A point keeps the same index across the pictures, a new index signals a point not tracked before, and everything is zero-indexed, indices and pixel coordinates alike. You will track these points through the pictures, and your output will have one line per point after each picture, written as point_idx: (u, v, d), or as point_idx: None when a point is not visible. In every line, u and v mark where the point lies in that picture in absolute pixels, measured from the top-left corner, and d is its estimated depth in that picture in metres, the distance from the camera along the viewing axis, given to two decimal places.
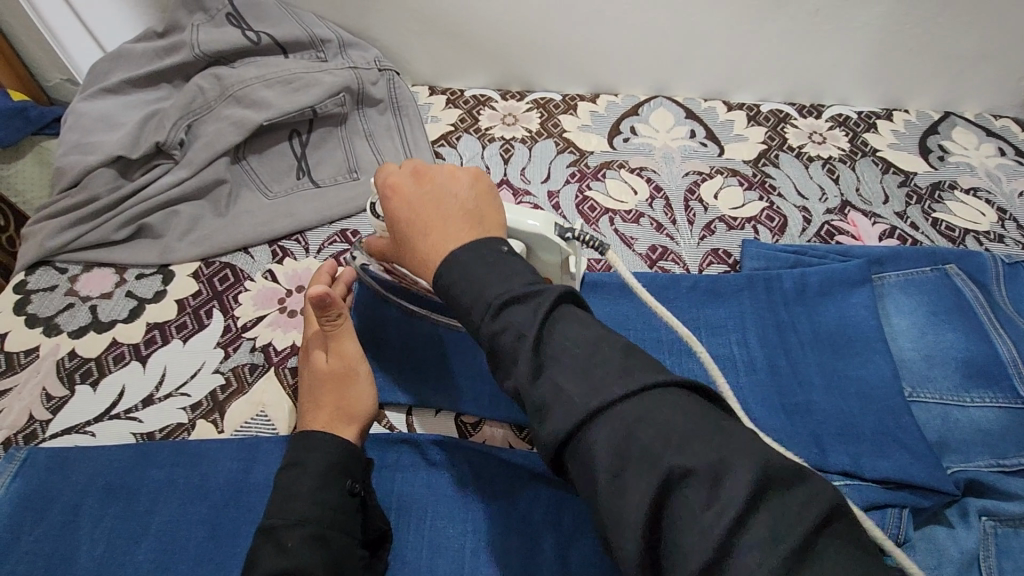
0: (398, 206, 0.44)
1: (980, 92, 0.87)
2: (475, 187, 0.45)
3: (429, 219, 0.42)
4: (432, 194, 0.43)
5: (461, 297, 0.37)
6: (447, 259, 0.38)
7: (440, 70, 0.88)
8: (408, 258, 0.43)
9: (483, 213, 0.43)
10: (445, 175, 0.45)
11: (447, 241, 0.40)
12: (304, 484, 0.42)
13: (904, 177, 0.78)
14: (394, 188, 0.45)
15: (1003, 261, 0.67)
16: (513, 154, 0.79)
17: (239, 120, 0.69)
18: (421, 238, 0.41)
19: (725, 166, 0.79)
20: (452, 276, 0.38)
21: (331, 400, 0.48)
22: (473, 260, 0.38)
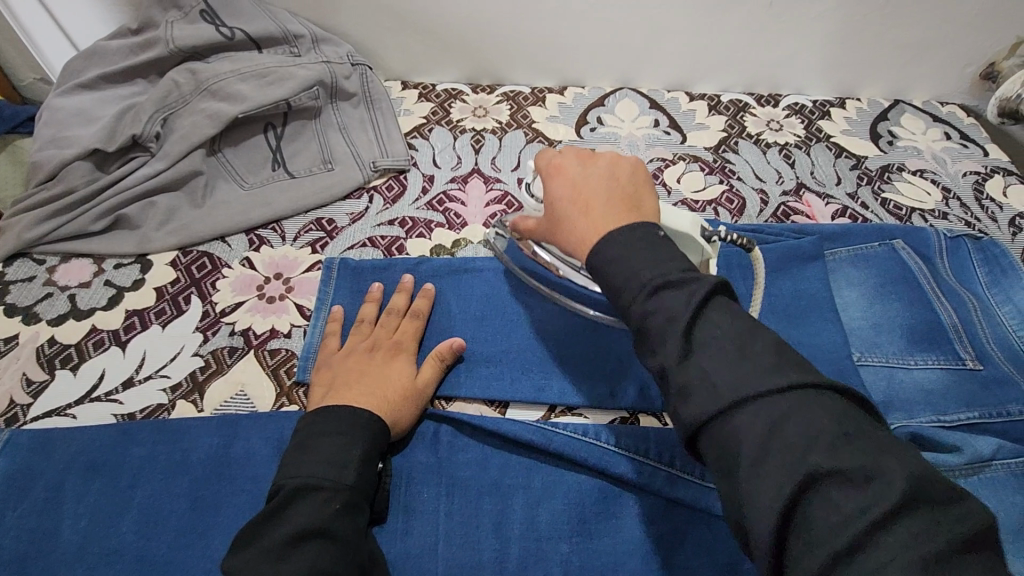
0: (558, 182, 0.47)
1: (928, 81, 0.91)
2: (637, 175, 0.47)
3: (589, 201, 0.44)
4: (594, 176, 0.46)
5: (614, 277, 0.39)
6: (601, 241, 0.40)
7: (413, 65, 0.90)
8: (562, 238, 0.46)
9: (644, 203, 0.45)
10: (604, 164, 0.47)
11: (605, 224, 0.42)
12: (347, 455, 0.46)
13: (856, 161, 0.82)
14: (558, 167, 0.48)
15: (946, 236, 0.71)
16: (484, 145, 0.82)
17: (213, 113, 0.71)
18: (579, 219, 0.44)
19: (687, 153, 0.83)
20: (601, 259, 0.40)
21: (393, 395, 0.52)
22: (629, 245, 0.39)
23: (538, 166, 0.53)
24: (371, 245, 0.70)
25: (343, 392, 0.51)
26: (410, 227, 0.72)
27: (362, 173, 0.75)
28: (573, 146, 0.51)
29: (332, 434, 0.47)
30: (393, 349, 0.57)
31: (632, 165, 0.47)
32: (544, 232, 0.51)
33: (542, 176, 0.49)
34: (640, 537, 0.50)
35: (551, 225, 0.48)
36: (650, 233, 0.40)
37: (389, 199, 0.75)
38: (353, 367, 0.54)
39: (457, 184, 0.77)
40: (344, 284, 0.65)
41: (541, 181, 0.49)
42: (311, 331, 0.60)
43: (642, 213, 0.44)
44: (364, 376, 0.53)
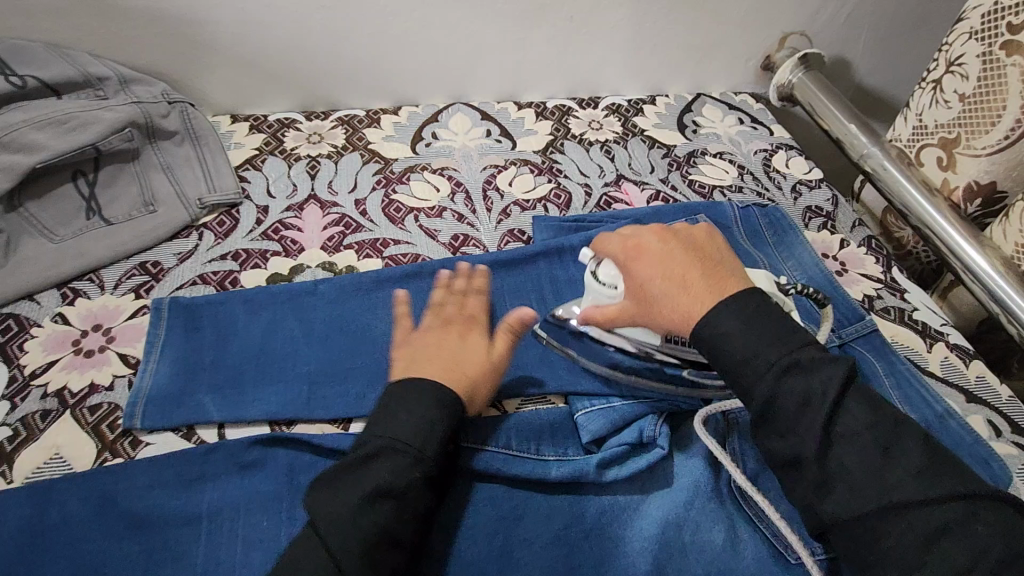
0: (644, 257, 0.55)
1: (722, 74, 1.04)
2: (708, 236, 0.57)
3: (683, 276, 0.52)
4: (676, 253, 0.53)
5: (728, 352, 0.48)
6: (713, 316, 0.49)
7: (240, 98, 0.89)
8: (662, 316, 0.52)
9: (723, 262, 0.54)
10: (686, 232, 0.56)
11: (705, 299, 0.50)
12: (427, 415, 0.49)
13: (666, 150, 0.92)
14: (639, 248, 0.55)
15: (739, 207, 0.81)
16: (319, 170, 0.83)
17: (6, 167, 0.64)
18: (681, 294, 0.51)
19: (518, 158, 0.88)
20: (713, 331, 0.49)
21: (476, 370, 0.55)
22: (740, 323, 0.48)
23: (602, 252, 0.60)
24: (202, 282, 0.68)
25: (427, 367, 0.54)
26: (245, 259, 0.71)
27: (188, 212, 0.74)
28: (637, 227, 0.59)
29: (406, 405, 0.50)
30: (475, 327, 0.60)
31: (704, 231, 0.58)
32: (629, 311, 0.56)
33: (623, 261, 0.56)
34: (483, 521, 0.53)
35: (642, 303, 0.55)
36: (756, 299, 0.49)
37: (220, 234, 0.73)
38: (426, 344, 0.56)
39: (293, 212, 0.77)
40: (176, 324, 0.63)
41: (623, 264, 0.57)
42: (141, 376, 0.59)
43: (733, 278, 0.52)
44: (446, 353, 0.56)
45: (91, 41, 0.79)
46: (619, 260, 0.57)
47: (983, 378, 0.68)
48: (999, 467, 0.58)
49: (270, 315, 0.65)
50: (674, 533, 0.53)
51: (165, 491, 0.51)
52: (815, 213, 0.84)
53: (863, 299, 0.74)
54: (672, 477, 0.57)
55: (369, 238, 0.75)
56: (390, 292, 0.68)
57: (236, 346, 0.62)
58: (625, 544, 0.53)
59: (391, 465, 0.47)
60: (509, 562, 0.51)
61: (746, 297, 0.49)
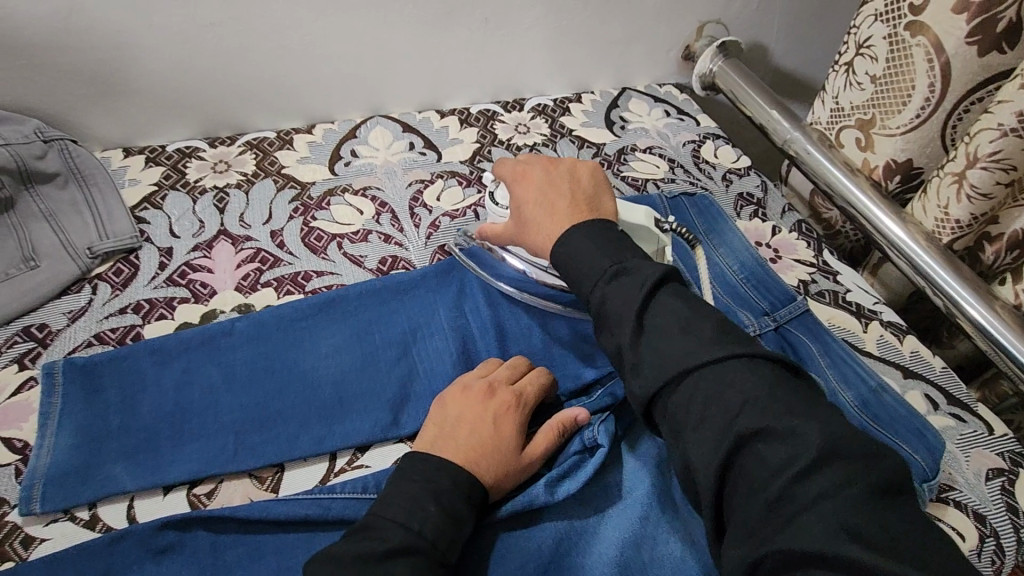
0: (525, 184, 0.64)
1: (645, 67, 1.03)
2: (594, 174, 0.65)
3: (557, 207, 0.60)
4: (557, 182, 0.62)
5: (577, 269, 0.54)
6: (570, 233, 0.56)
7: (131, 128, 0.81)
8: (532, 237, 0.62)
9: (594, 201, 0.62)
10: (575, 167, 0.65)
11: (564, 221, 0.58)
12: (452, 507, 0.47)
13: (596, 149, 0.90)
14: (524, 172, 0.65)
15: (667, 197, 0.80)
16: (228, 202, 0.76)
17: None
18: (546, 216, 0.60)
19: (444, 170, 0.84)
20: (567, 250, 0.55)
21: (511, 454, 0.53)
22: (592, 239, 0.55)
23: (498, 172, 0.68)
24: (99, 342, 0.61)
25: (474, 447, 0.52)
26: (148, 310, 0.64)
27: (78, 264, 0.66)
28: (531, 155, 0.67)
29: (436, 490, 0.47)
30: (519, 394, 0.56)
31: (591, 167, 0.65)
32: (512, 232, 0.65)
33: (513, 181, 0.65)
34: None
35: (521, 227, 0.63)
36: (613, 228, 0.57)
37: (118, 284, 0.66)
38: (462, 418, 0.54)
39: (201, 251, 0.70)
40: (72, 392, 0.56)
41: (511, 187, 0.65)
42: (36, 458, 0.52)
43: (595, 211, 0.61)
44: (486, 424, 0.53)
45: None
46: (508, 180, 0.66)
47: (917, 352, 0.69)
48: (933, 436, 0.59)
49: (181, 365, 0.59)
50: (634, 552, 0.51)
51: None
52: (746, 202, 0.84)
53: (798, 284, 0.75)
54: (626, 492, 0.55)
55: (289, 272, 0.70)
56: (315, 324, 0.64)
57: (145, 406, 0.56)
58: (586, 572, 0.50)
59: (414, 565, 0.43)
60: None
61: (598, 223, 0.56)
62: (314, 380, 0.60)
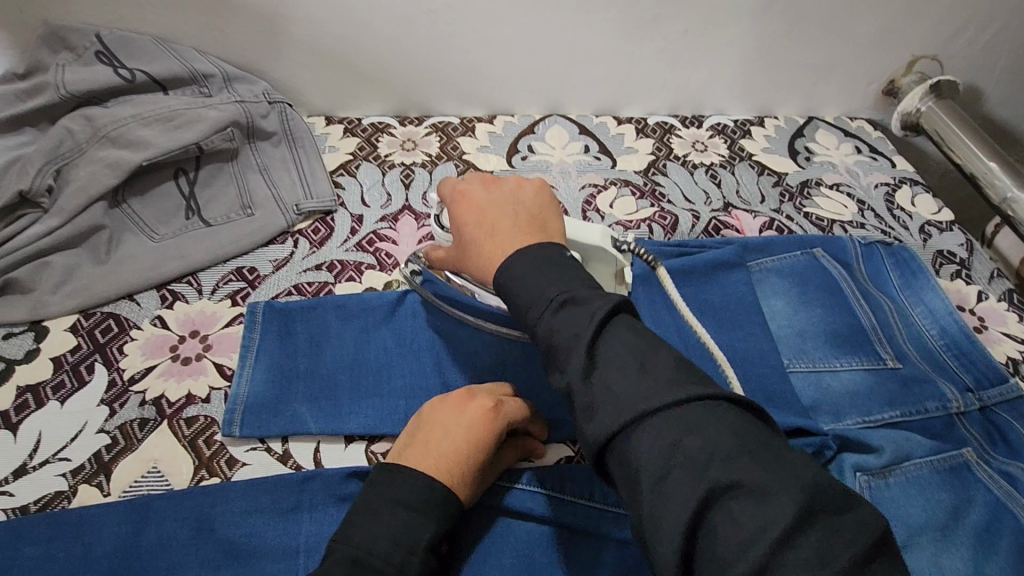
0: (463, 208, 0.50)
1: (839, 97, 0.96)
2: (542, 194, 0.51)
3: (496, 223, 0.48)
4: (500, 201, 0.49)
5: (520, 298, 0.42)
6: (510, 257, 0.45)
7: (335, 99, 0.87)
8: (470, 258, 0.49)
9: (546, 220, 0.50)
10: (511, 186, 0.51)
11: (508, 242, 0.46)
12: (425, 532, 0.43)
13: (777, 178, 0.85)
14: (463, 194, 0.51)
15: (860, 243, 0.75)
16: (414, 179, 0.80)
17: (114, 163, 0.66)
18: (487, 240, 0.47)
19: (618, 178, 0.83)
20: (507, 279, 0.43)
21: (479, 467, 0.48)
22: (531, 264, 0.43)
23: (443, 200, 0.55)
24: (298, 293, 0.66)
25: (429, 458, 0.47)
26: (339, 270, 0.69)
27: (285, 217, 0.72)
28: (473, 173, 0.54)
29: (406, 505, 0.43)
30: (493, 404, 0.50)
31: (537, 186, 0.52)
32: (452, 257, 0.54)
33: (450, 205, 0.52)
34: None
35: (461, 250, 0.51)
36: (558, 254, 0.44)
37: (315, 242, 0.71)
38: (439, 424, 0.50)
39: (387, 223, 0.74)
40: (270, 331, 0.61)
41: (450, 210, 0.52)
42: (236, 383, 0.57)
43: (542, 231, 0.48)
44: (451, 437, 0.48)
45: (196, 35, 0.77)
46: (448, 205, 0.52)
47: None
48: None
49: (362, 326, 0.63)
50: None
51: (262, 520, 0.48)
52: (946, 259, 0.76)
53: (1007, 360, 0.67)
54: None
55: None
56: None
57: (330, 355, 0.60)
58: None
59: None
60: None
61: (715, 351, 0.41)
62: (481, 364, 0.61)
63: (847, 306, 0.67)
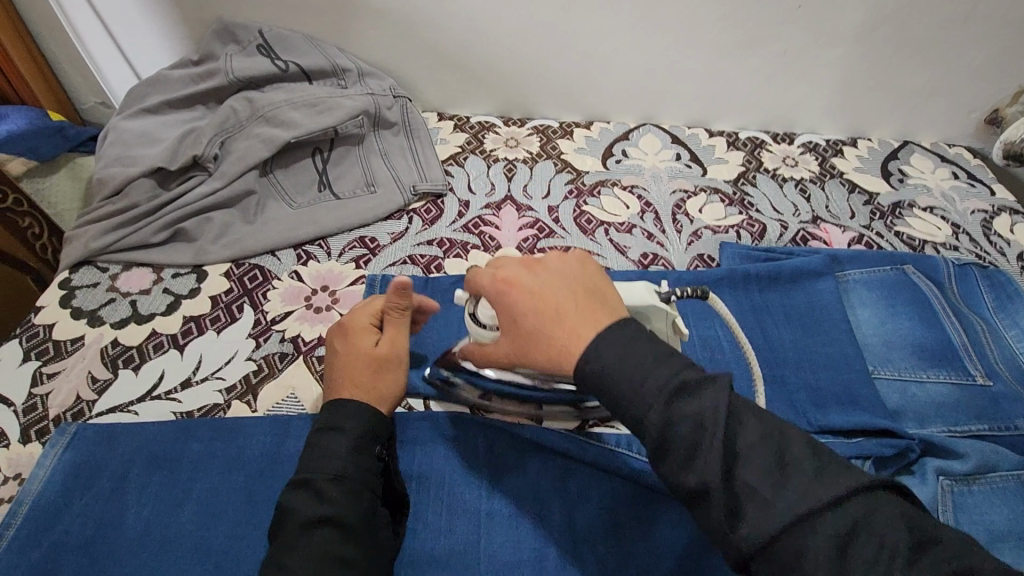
0: (516, 297, 0.45)
1: (936, 124, 0.97)
2: (585, 264, 0.47)
3: (556, 306, 0.43)
4: (551, 283, 0.44)
5: (622, 397, 0.39)
6: (593, 349, 0.40)
7: (449, 98, 0.96)
8: (533, 354, 0.44)
9: (608, 296, 0.45)
10: (558, 265, 0.46)
11: (583, 328, 0.41)
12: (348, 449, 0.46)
13: (868, 197, 0.87)
14: (508, 283, 0.46)
15: (954, 263, 0.75)
16: (516, 173, 0.87)
17: (269, 138, 0.76)
18: (553, 329, 0.42)
19: (707, 185, 0.87)
20: (596, 368, 0.40)
21: (393, 385, 0.53)
22: (620, 353, 0.40)
23: (476, 290, 0.50)
24: (411, 263, 0.74)
25: (352, 388, 0.51)
26: (448, 247, 0.76)
27: (402, 197, 0.80)
28: (506, 257, 0.50)
29: (334, 430, 0.47)
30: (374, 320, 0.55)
31: (578, 259, 0.47)
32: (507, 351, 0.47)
33: (494, 296, 0.47)
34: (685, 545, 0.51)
35: (518, 342, 0.45)
36: (635, 330, 0.41)
37: (427, 221, 0.79)
38: (344, 364, 0.52)
39: (491, 210, 0.82)
40: None
41: (494, 299, 0.47)
42: None
43: (609, 311, 0.43)
44: (357, 370, 0.52)
45: (339, 35, 0.88)
46: (491, 296, 0.47)
47: None
48: None
49: None
50: None
51: None
52: None
53: None
54: None
55: (561, 245, 0.78)
56: None
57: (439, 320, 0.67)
58: None
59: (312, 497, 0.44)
60: None
61: None
62: None
63: (937, 321, 0.68)
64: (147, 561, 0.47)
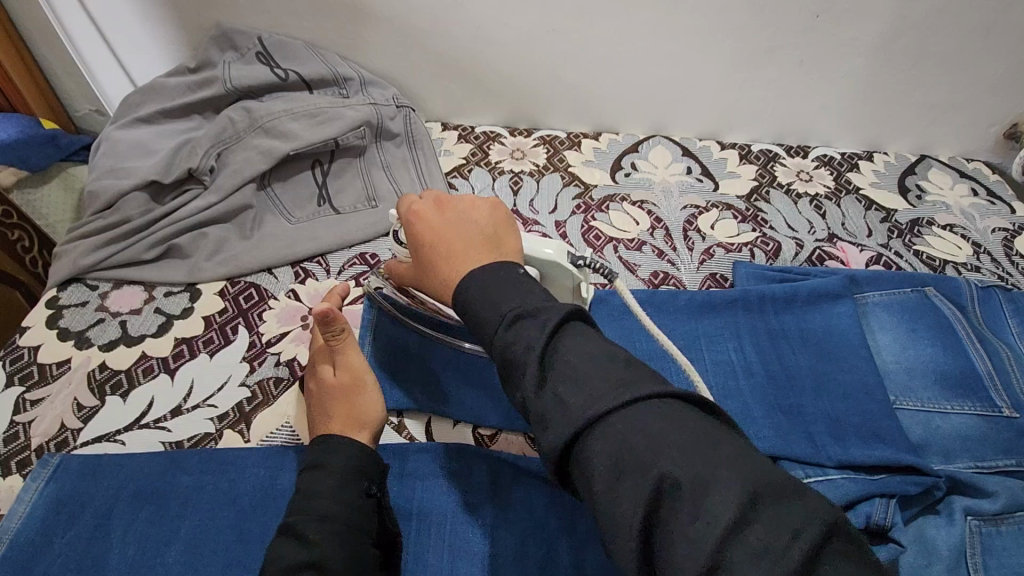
0: (421, 228, 0.48)
1: (955, 138, 0.94)
2: (495, 215, 0.50)
3: (452, 243, 0.46)
4: (455, 222, 0.48)
5: (484, 315, 0.39)
6: (465, 277, 0.43)
7: (453, 108, 0.93)
8: (429, 284, 0.47)
9: (501, 240, 0.48)
10: (467, 207, 0.49)
11: (465, 261, 0.44)
12: (335, 487, 0.44)
13: (886, 214, 0.84)
14: (418, 215, 0.49)
15: (976, 286, 0.72)
16: (522, 187, 0.84)
17: (266, 150, 0.73)
18: (442, 262, 0.45)
19: (719, 201, 0.84)
20: (466, 299, 0.41)
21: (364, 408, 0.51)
22: (495, 276, 0.41)
23: (398, 218, 0.53)
24: None
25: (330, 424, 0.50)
26: None
27: None
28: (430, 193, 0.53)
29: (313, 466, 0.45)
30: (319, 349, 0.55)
31: (488, 204, 0.51)
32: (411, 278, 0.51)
33: (406, 226, 0.50)
34: None
35: (416, 268, 0.48)
36: (509, 270, 0.42)
37: None
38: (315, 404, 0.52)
39: None
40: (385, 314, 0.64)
41: (405, 229, 0.50)
42: None
43: (499, 252, 0.46)
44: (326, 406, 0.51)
45: (341, 43, 0.85)
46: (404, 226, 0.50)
47: None
48: None
49: None
50: None
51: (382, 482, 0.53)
52: None
53: None
54: None
55: None
56: None
57: None
58: None
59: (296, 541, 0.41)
60: None
61: None
62: None
63: (960, 348, 0.65)
64: None
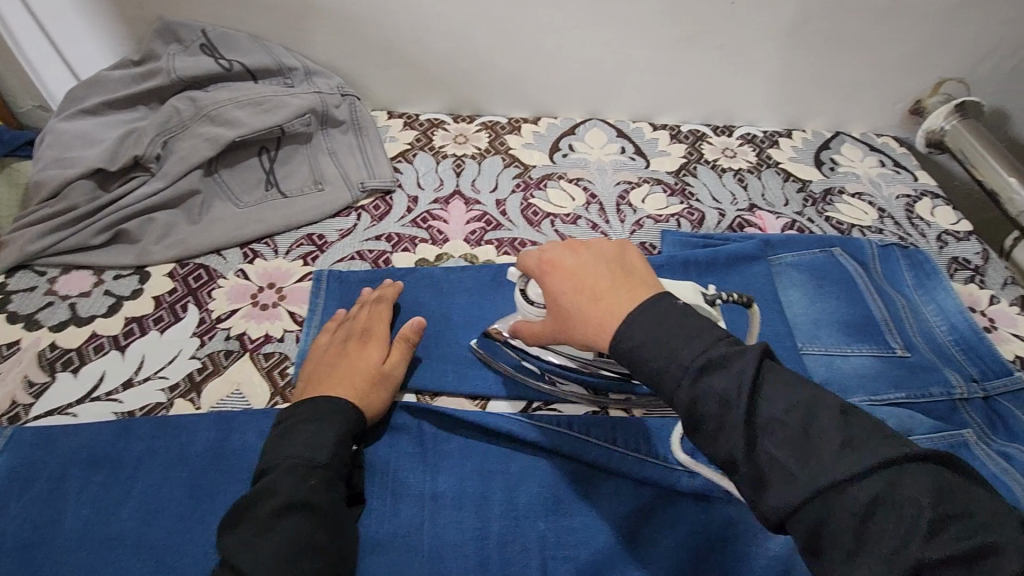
0: (560, 276, 0.49)
1: (865, 115, 1.02)
2: (623, 247, 0.51)
3: (592, 287, 0.47)
4: (590, 263, 0.48)
5: (654, 362, 0.42)
6: (625, 329, 0.44)
7: (397, 96, 0.97)
8: (575, 330, 0.47)
9: (643, 273, 0.48)
10: (597, 246, 0.50)
11: (617, 304, 0.45)
12: (328, 441, 0.51)
13: (801, 185, 0.91)
14: (553, 262, 0.50)
15: (878, 245, 0.80)
16: (464, 169, 0.89)
17: (212, 137, 0.76)
18: (590, 306, 0.46)
19: (650, 176, 0.90)
20: (629, 347, 0.43)
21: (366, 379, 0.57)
22: (652, 333, 0.43)
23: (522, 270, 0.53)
24: (359, 258, 0.75)
25: (327, 387, 0.56)
26: (396, 242, 0.77)
27: (350, 194, 0.81)
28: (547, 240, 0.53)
29: (313, 421, 0.52)
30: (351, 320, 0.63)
31: (617, 243, 0.51)
32: (551, 327, 0.51)
33: (541, 277, 0.50)
34: (622, 517, 0.54)
35: (559, 317, 0.49)
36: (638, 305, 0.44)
37: (376, 217, 0.80)
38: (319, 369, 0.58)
39: (440, 204, 0.83)
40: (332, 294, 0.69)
41: (540, 280, 0.51)
42: (306, 332, 0.65)
43: (646, 284, 0.47)
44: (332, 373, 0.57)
45: (285, 35, 0.88)
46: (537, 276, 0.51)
47: None
48: None
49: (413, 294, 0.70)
50: None
51: None
52: (961, 265, 0.81)
53: (1016, 359, 0.71)
54: None
55: (508, 237, 0.80)
56: None
57: None
58: None
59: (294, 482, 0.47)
60: (632, 560, 0.52)
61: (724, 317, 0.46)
62: None
63: (860, 299, 0.72)
64: (88, 559, 0.47)
